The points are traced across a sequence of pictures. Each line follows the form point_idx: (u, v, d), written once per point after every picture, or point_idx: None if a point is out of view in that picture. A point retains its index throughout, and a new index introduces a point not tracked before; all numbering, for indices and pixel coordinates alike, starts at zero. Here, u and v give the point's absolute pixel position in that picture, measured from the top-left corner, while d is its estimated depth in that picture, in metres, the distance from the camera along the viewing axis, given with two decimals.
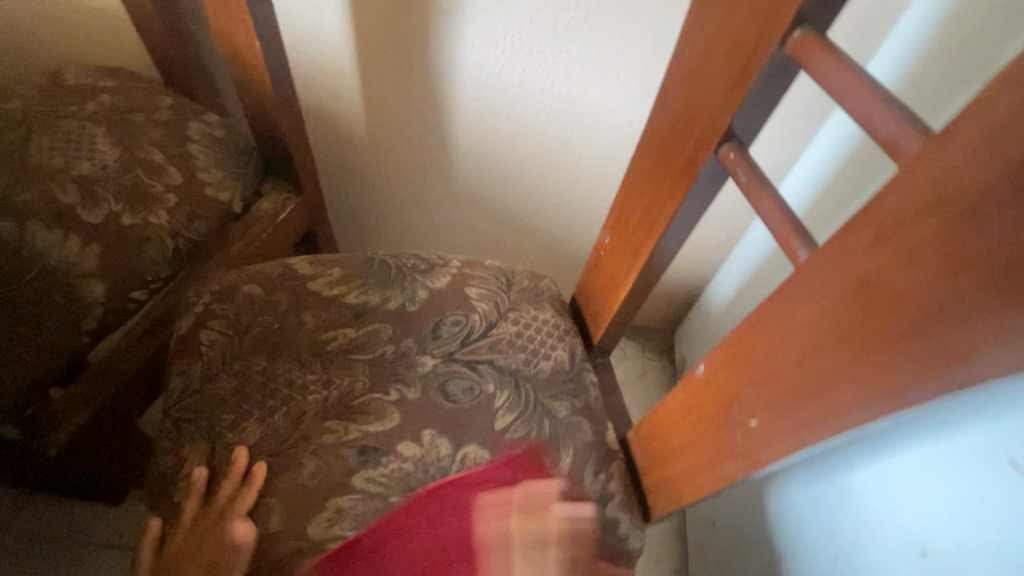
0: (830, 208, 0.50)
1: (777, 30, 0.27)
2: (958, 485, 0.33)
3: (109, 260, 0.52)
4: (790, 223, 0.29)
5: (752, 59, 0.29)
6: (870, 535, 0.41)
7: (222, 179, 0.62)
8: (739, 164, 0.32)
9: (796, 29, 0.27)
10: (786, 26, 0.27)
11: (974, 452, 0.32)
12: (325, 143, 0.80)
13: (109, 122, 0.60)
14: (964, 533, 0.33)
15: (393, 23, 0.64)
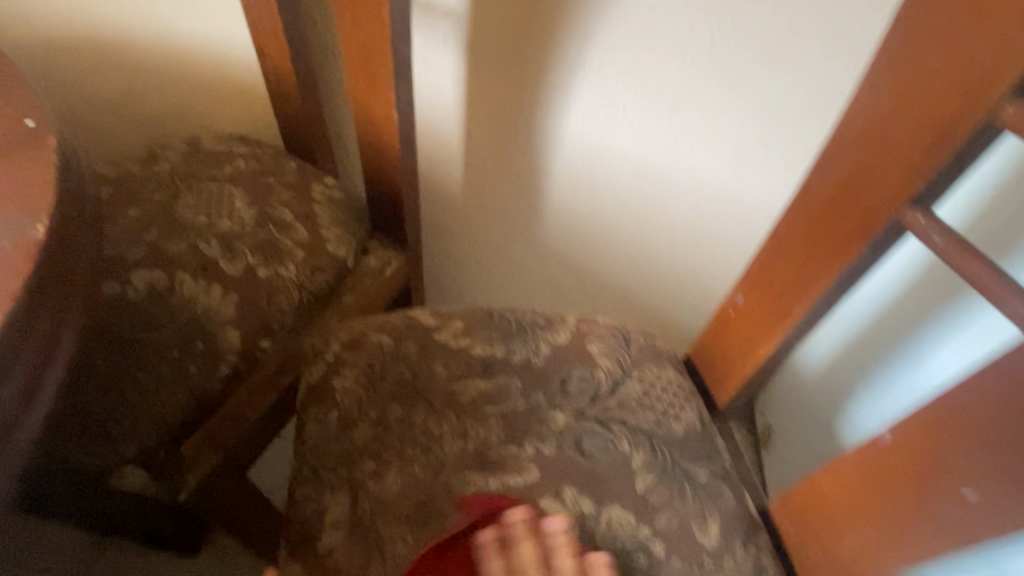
0: None
1: (987, 101, 0.29)
2: None
3: (245, 310, 0.54)
4: (998, 281, 0.30)
5: (955, 128, 0.30)
6: None
7: (340, 236, 0.65)
8: (930, 227, 0.33)
9: (1010, 104, 0.28)
10: (998, 98, 0.29)
11: None
12: (427, 198, 0.86)
13: (246, 184, 0.65)
14: None
15: (508, 97, 0.69)
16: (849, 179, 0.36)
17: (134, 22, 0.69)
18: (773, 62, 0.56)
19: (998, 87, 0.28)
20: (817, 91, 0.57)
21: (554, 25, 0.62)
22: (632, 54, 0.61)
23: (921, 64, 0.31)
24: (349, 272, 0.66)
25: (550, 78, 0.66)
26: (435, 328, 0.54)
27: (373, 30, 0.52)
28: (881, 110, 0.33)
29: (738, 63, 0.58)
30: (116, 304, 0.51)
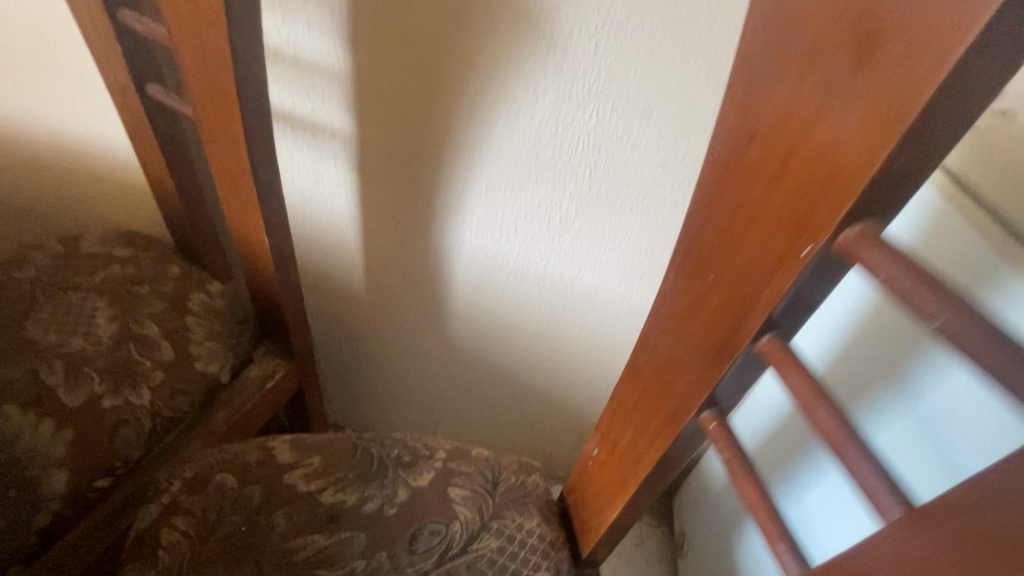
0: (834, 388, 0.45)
1: (749, 332, 0.29)
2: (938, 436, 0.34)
3: (79, 447, 0.52)
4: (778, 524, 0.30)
5: (727, 349, 0.31)
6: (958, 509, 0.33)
7: (213, 351, 0.62)
8: (722, 439, 0.33)
9: (764, 335, 0.29)
10: (756, 331, 0.29)
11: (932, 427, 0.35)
12: (328, 295, 0.83)
13: (114, 294, 0.62)
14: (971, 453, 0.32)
15: (401, 208, 0.69)
16: (658, 368, 0.36)
17: (15, 121, 0.67)
18: (646, 196, 0.59)
19: (754, 319, 0.28)
20: None
21: (438, 151, 0.62)
22: (518, 181, 0.62)
23: (700, 278, 0.31)
24: (227, 386, 0.63)
25: (442, 196, 0.66)
26: (288, 467, 0.51)
27: (234, 160, 0.51)
28: (676, 305, 0.33)
29: (618, 195, 0.60)
30: None
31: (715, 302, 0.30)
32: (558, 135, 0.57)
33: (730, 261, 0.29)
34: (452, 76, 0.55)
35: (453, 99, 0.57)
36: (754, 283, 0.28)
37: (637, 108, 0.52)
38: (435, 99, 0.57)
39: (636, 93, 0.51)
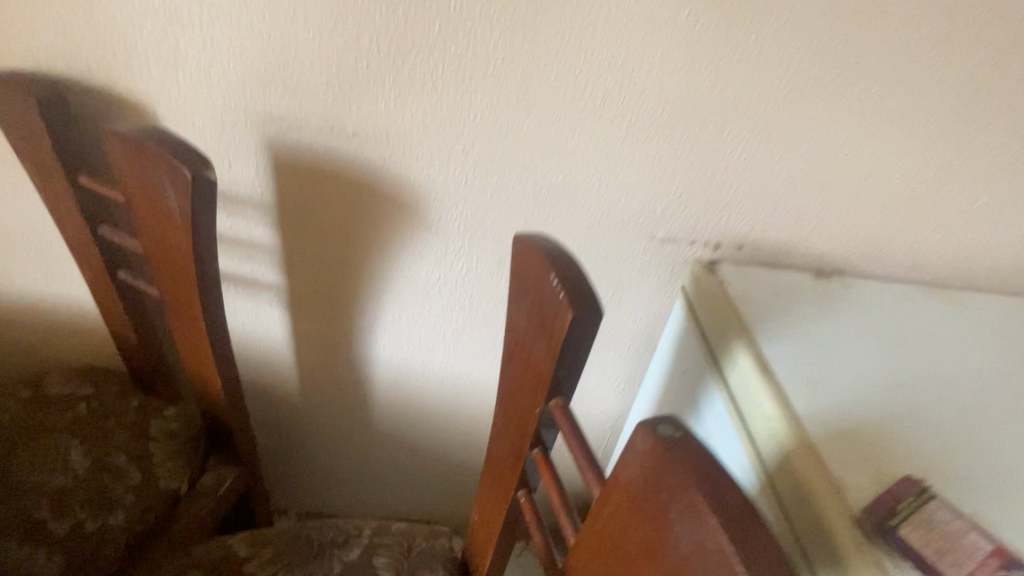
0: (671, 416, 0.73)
1: (532, 445, 0.50)
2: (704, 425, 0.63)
3: (70, 566, 0.66)
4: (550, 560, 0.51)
5: (521, 454, 0.52)
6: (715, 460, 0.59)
7: (174, 470, 0.76)
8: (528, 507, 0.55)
9: (535, 449, 0.50)
10: (531, 444, 0.50)
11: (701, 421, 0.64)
12: (265, 405, 0.96)
13: (83, 431, 0.74)
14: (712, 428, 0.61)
15: (327, 334, 0.86)
16: (497, 462, 0.57)
17: None
18: None
19: (531, 439, 0.50)
20: None
21: (352, 293, 0.81)
22: (416, 311, 0.82)
23: (508, 411, 0.52)
24: (186, 496, 0.76)
25: (359, 323, 0.84)
26: (245, 559, 0.66)
27: (193, 326, 0.68)
28: (501, 424, 0.54)
29: (492, 316, 0.82)
30: None
31: (514, 427, 0.52)
32: (442, 280, 0.78)
33: (517, 405, 0.50)
34: (357, 246, 0.75)
35: (362, 260, 0.77)
36: (527, 419, 0.49)
37: (496, 260, 0.76)
38: (348, 260, 0.77)
39: (495, 251, 0.75)
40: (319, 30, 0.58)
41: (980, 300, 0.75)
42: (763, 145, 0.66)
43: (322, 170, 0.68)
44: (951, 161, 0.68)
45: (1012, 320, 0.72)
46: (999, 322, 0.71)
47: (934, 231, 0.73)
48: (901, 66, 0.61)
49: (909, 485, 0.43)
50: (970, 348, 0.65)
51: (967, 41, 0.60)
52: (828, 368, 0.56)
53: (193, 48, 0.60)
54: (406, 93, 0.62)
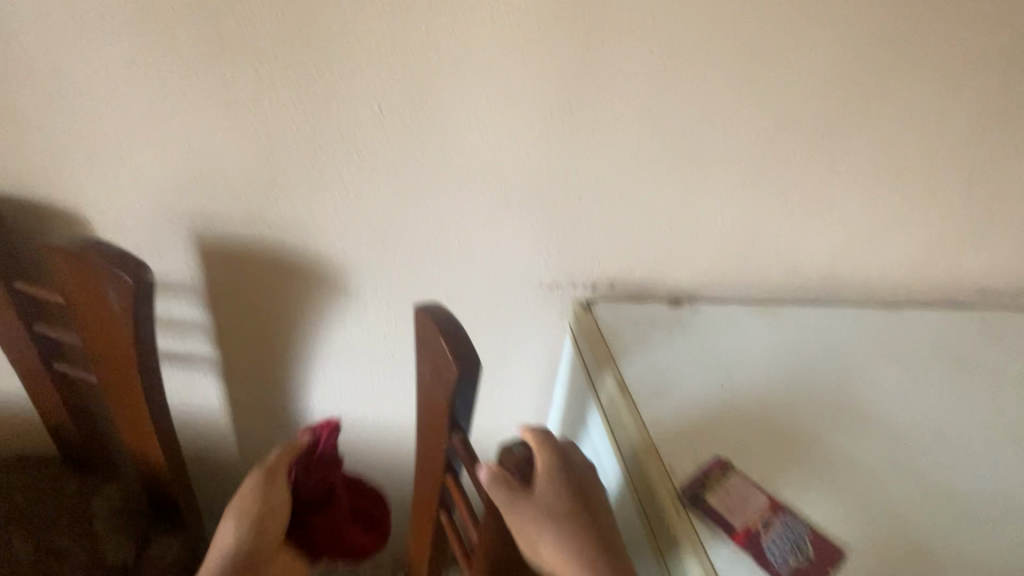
0: (572, 432, 0.87)
1: (445, 475, 0.62)
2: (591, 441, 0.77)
3: None
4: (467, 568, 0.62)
5: (438, 483, 0.63)
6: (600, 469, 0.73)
7: (118, 545, 0.79)
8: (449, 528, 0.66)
9: (446, 476, 0.62)
10: (444, 474, 0.62)
11: (590, 438, 0.77)
12: (207, 470, 1.01)
13: (22, 521, 0.77)
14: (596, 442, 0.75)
15: (261, 398, 0.93)
16: (422, 494, 0.68)
17: None
18: None
19: (444, 469, 0.62)
20: None
21: (282, 357, 0.89)
22: (343, 368, 0.92)
23: (423, 449, 0.64)
24: (131, 569, 0.80)
25: (293, 384, 0.93)
26: None
27: (129, 408, 0.73)
28: (419, 461, 0.66)
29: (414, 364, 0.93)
30: None
31: (430, 462, 0.63)
32: (366, 338, 0.89)
33: (430, 443, 0.62)
34: (285, 316, 0.85)
35: (291, 327, 0.86)
36: (438, 454, 0.61)
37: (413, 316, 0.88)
38: (277, 329, 0.86)
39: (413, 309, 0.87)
40: (238, 143, 0.69)
41: (794, 314, 0.93)
42: (621, 206, 0.82)
43: (243, 254, 0.77)
44: (765, 204, 0.86)
45: (823, 324, 0.92)
46: (810, 325, 0.91)
47: (768, 262, 0.91)
48: (712, 141, 0.79)
49: (717, 464, 0.61)
50: (783, 356, 0.84)
51: (754, 118, 0.78)
52: (669, 380, 0.74)
53: (122, 163, 0.68)
54: (318, 188, 0.74)
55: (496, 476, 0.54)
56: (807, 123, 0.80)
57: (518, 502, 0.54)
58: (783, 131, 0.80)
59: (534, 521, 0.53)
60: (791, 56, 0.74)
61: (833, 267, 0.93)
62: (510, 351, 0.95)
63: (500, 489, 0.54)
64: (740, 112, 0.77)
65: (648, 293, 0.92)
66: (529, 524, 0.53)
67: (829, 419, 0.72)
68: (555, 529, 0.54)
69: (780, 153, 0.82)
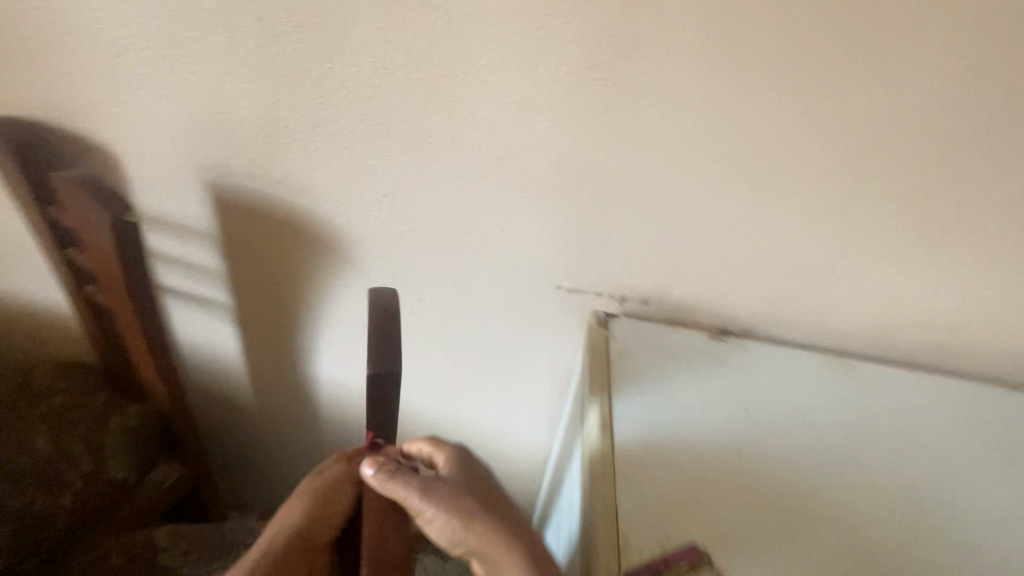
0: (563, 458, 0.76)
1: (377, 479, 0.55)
2: (571, 476, 0.65)
3: (18, 537, 0.75)
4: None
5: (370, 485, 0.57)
6: (570, 511, 0.62)
7: (123, 463, 0.86)
8: None
9: None
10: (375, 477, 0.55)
11: (571, 473, 0.66)
12: (223, 410, 1.05)
13: (50, 419, 0.83)
14: (573, 480, 0.63)
15: (272, 352, 0.94)
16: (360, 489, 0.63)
17: None
18: (437, 343, 0.88)
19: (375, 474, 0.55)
20: (466, 361, 0.89)
21: (288, 317, 0.89)
22: (348, 338, 0.89)
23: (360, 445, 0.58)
24: (132, 486, 0.87)
25: (301, 344, 0.92)
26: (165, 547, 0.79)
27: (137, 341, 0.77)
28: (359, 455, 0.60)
29: (417, 345, 0.88)
30: None
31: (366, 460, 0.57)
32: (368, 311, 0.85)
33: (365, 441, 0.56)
34: (293, 274, 0.83)
35: (298, 287, 0.85)
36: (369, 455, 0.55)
37: (418, 295, 0.82)
38: (286, 287, 0.85)
39: (418, 288, 0.81)
40: (244, 89, 0.66)
41: (874, 372, 0.72)
42: (660, 210, 0.68)
43: (252, 206, 0.76)
44: (855, 233, 0.65)
45: (914, 393, 0.71)
46: (896, 390, 0.70)
47: (848, 306, 0.71)
48: (786, 143, 0.60)
49: (690, 554, 0.48)
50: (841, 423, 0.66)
51: (853, 115, 0.57)
52: (670, 431, 0.59)
53: (142, 100, 0.68)
54: (322, 148, 0.70)
55: (400, 473, 0.47)
56: (938, 130, 0.57)
57: (433, 488, 0.47)
58: (911, 140, 0.58)
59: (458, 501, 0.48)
60: (925, 29, 0.52)
61: (945, 326, 0.70)
62: (517, 352, 0.86)
63: (410, 482, 0.46)
64: (833, 106, 0.57)
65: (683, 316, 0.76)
66: (454, 503, 0.47)
67: (882, 529, 0.54)
68: (481, 508, 0.48)
69: (885, 169, 0.60)
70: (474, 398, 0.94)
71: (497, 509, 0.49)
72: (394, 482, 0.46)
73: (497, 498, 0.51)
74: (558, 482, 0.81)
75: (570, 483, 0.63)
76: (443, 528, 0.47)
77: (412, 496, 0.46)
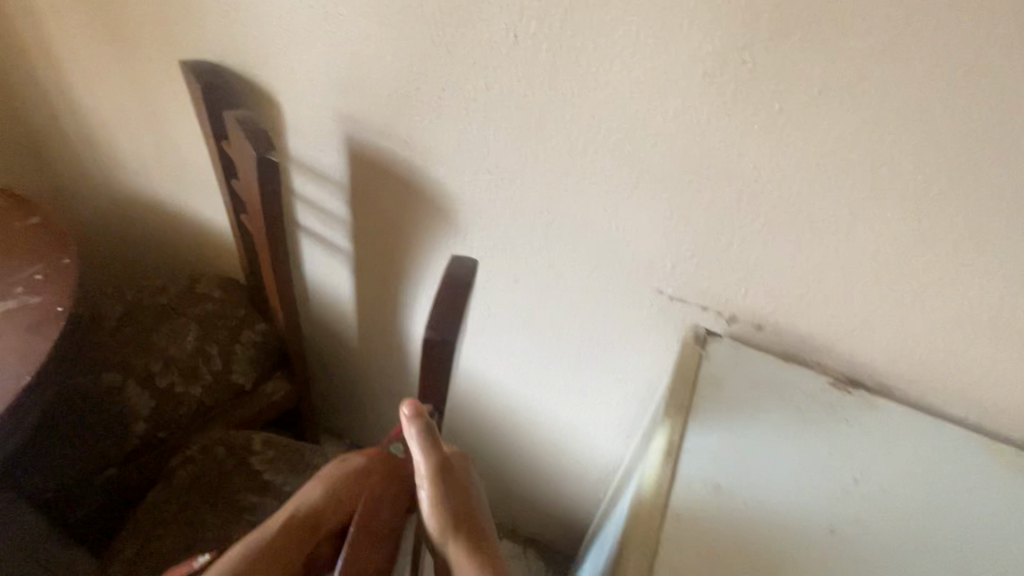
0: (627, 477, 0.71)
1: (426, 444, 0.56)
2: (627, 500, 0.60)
3: (158, 410, 0.91)
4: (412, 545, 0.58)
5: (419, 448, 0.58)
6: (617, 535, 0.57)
7: (245, 370, 0.99)
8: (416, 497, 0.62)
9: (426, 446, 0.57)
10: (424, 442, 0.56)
11: (628, 496, 0.61)
12: (332, 346, 1.17)
13: (201, 321, 0.99)
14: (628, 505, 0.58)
15: (378, 304, 1.01)
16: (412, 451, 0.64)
17: (175, 206, 1.10)
18: (524, 327, 0.86)
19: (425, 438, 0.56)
20: (551, 352, 0.87)
21: (396, 273, 0.94)
22: None
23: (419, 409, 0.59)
24: (248, 391, 1.01)
25: (403, 303, 0.98)
26: (254, 453, 0.89)
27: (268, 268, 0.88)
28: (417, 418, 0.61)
29: (506, 325, 0.88)
30: (89, 392, 0.88)
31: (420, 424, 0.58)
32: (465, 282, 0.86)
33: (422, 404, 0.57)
34: (405, 235, 0.88)
35: (408, 248, 0.89)
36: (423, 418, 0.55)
37: (513, 276, 0.81)
38: (398, 246, 0.90)
39: (515, 268, 0.80)
40: (387, 49, 0.70)
41: None
42: (792, 227, 0.59)
43: (379, 166, 0.82)
44: None
45: None
46: None
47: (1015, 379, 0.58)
48: (975, 168, 0.49)
49: None
50: (980, 528, 0.53)
51: None
52: (749, 487, 0.52)
53: (305, 55, 0.76)
54: (444, 113, 0.71)
55: (432, 440, 0.48)
56: None
57: (447, 476, 0.48)
58: None
59: (454, 505, 0.48)
60: None
61: None
62: (603, 351, 0.81)
63: (434, 453, 0.48)
64: None
65: (798, 348, 0.66)
66: (450, 505, 0.47)
67: None
68: (470, 527, 0.48)
69: None
70: (552, 391, 0.92)
71: (484, 538, 0.48)
72: (419, 444, 0.47)
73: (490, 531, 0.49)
74: (617, 500, 0.76)
75: (624, 507, 0.59)
76: (431, 519, 0.47)
77: (425, 466, 0.47)
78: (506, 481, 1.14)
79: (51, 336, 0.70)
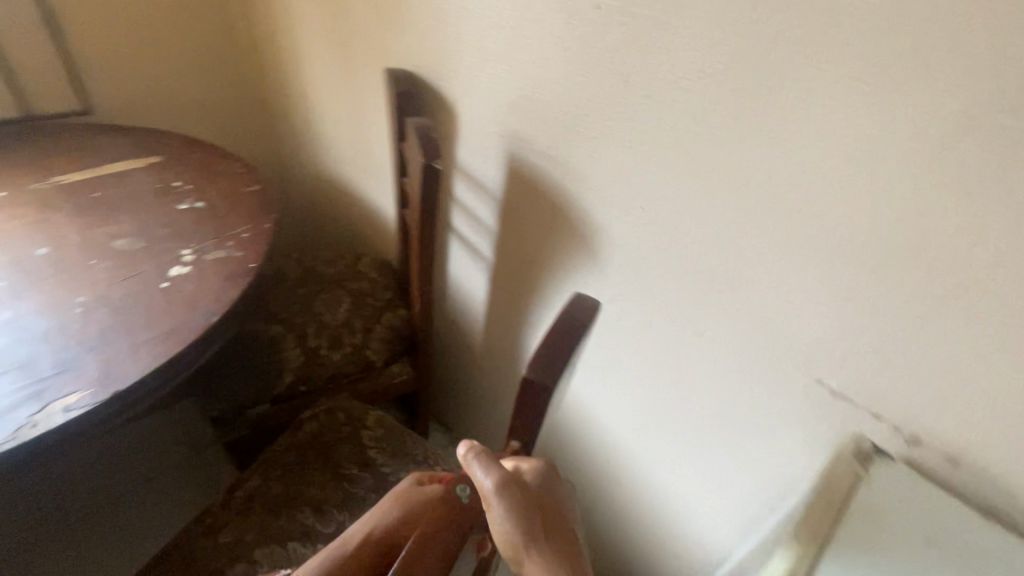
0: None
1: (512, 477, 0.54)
2: None
3: (305, 365, 1.04)
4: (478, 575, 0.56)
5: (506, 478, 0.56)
6: None
7: (379, 349, 1.08)
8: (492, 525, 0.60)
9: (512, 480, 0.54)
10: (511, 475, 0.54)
11: None
12: (458, 344, 1.21)
13: (354, 297, 1.11)
14: None
15: (507, 315, 1.02)
16: None
17: (358, 192, 1.25)
18: (648, 377, 0.79)
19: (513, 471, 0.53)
20: (671, 410, 0.78)
21: (529, 290, 0.94)
22: None
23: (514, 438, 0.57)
24: (377, 368, 1.09)
25: (530, 320, 0.97)
26: (366, 427, 0.97)
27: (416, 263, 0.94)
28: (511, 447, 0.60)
29: (628, 370, 0.82)
30: (260, 337, 1.04)
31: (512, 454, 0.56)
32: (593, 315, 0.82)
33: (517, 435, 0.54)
34: (545, 255, 0.87)
35: (545, 268, 0.88)
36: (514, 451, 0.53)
37: (646, 321, 0.75)
38: (536, 264, 0.90)
39: (650, 313, 0.74)
40: (563, 75, 0.70)
41: None
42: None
43: (534, 184, 0.82)
44: None
45: None
46: None
47: None
48: None
49: None
50: None
51: None
52: None
53: (487, 72, 0.80)
54: (607, 142, 0.69)
55: (490, 459, 0.46)
56: None
57: (514, 487, 0.45)
58: None
59: (528, 519, 0.44)
60: None
61: None
62: (732, 430, 0.71)
63: (495, 470, 0.45)
64: None
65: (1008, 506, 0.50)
66: (527, 513, 0.44)
67: None
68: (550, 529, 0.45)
69: None
70: (665, 452, 0.83)
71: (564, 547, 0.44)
72: (481, 465, 0.45)
73: (568, 536, 0.46)
74: None
75: None
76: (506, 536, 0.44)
77: (489, 485, 0.44)
78: (596, 530, 1.07)
79: (240, 285, 0.84)
